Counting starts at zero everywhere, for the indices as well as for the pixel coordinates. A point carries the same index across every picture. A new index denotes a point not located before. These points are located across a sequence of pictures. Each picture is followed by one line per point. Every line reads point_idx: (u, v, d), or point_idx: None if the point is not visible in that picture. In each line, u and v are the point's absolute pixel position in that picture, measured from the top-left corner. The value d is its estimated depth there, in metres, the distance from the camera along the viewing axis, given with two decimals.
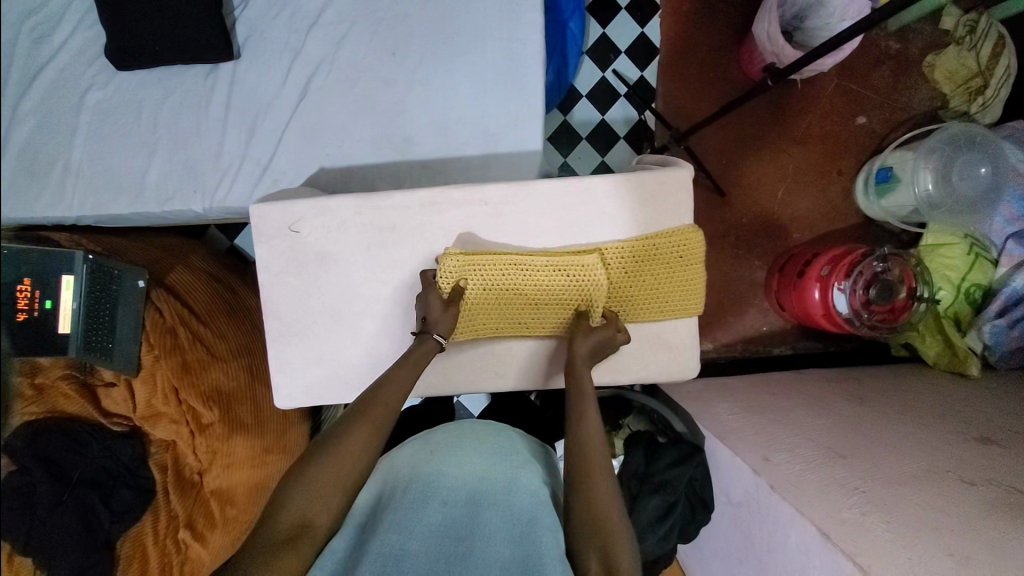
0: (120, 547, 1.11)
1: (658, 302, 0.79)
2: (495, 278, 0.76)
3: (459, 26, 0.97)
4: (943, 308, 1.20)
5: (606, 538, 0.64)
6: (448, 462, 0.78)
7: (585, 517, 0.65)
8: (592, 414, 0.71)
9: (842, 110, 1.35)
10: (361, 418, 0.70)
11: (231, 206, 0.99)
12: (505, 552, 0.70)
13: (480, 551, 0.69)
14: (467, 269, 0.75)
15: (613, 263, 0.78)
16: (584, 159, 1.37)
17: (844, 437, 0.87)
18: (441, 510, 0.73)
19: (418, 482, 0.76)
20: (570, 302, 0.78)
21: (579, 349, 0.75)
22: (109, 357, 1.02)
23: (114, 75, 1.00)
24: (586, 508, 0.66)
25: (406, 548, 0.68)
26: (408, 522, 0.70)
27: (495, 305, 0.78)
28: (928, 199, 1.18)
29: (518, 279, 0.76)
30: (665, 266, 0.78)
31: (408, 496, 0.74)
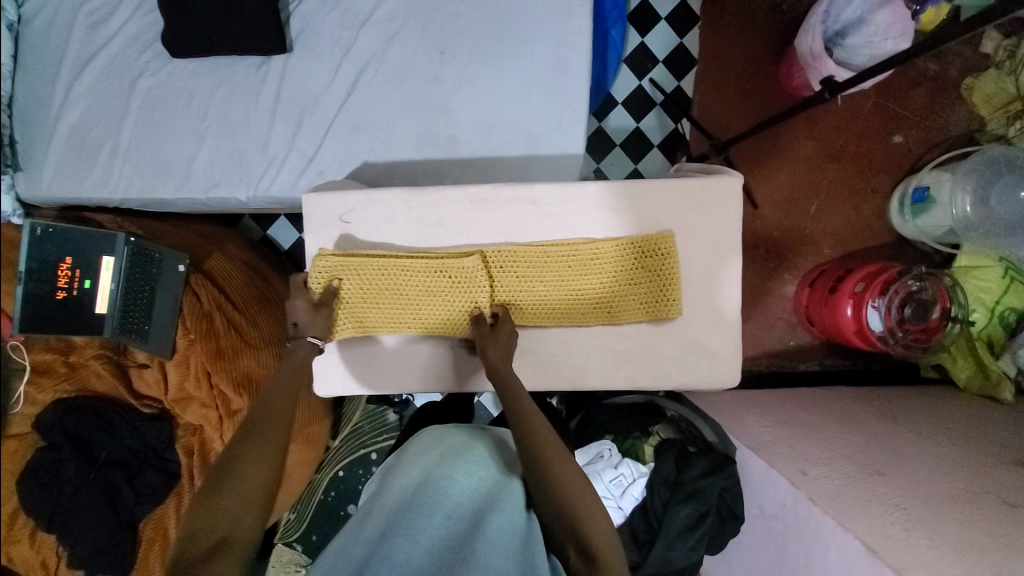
0: (142, 529, 1.12)
1: (632, 302, 0.78)
2: (373, 275, 0.77)
3: (507, 29, 0.98)
4: (975, 330, 1.19)
5: (583, 530, 0.64)
6: (457, 470, 0.79)
7: (557, 511, 0.65)
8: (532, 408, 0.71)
9: (878, 128, 1.35)
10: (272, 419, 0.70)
11: (274, 196, 1.00)
12: (503, 560, 0.67)
13: (483, 560, 0.66)
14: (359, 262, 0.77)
15: (614, 264, 0.78)
16: (617, 166, 1.37)
17: (881, 455, 0.86)
18: (445, 522, 0.72)
19: (428, 487, 0.76)
20: (609, 304, 0.78)
21: (492, 353, 0.73)
22: (144, 338, 1.03)
23: (167, 61, 1.02)
24: (566, 506, 0.66)
25: (411, 555, 0.67)
26: (414, 530, 0.70)
27: (377, 302, 0.78)
28: (965, 220, 1.17)
29: (396, 277, 0.78)
30: (640, 268, 0.78)
31: (418, 501, 0.74)
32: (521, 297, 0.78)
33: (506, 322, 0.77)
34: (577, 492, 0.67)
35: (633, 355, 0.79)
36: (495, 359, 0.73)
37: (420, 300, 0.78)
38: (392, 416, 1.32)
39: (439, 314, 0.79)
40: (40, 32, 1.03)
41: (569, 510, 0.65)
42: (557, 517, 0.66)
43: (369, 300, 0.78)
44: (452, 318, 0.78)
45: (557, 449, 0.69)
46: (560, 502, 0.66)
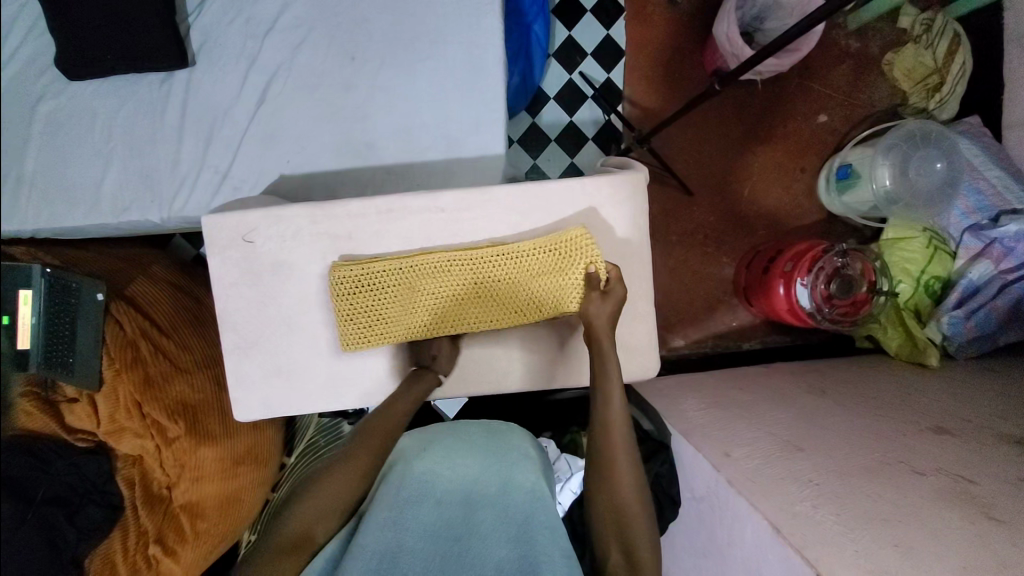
0: (87, 565, 1.10)
1: (546, 297, 0.76)
2: (428, 273, 0.76)
3: (418, 31, 0.97)
4: (902, 300, 1.23)
5: (628, 531, 0.69)
6: (446, 461, 0.81)
7: (604, 499, 0.71)
8: (612, 407, 0.73)
9: (805, 108, 1.38)
10: (361, 441, 0.76)
11: (190, 215, 0.98)
12: (501, 551, 0.73)
13: (476, 552, 0.73)
14: (436, 263, 0.76)
15: (527, 262, 0.75)
16: (552, 161, 1.37)
17: (806, 430, 0.88)
18: (436, 509, 0.77)
19: (420, 480, 0.79)
20: (523, 301, 0.76)
21: (597, 324, 0.74)
22: (70, 371, 0.99)
23: (66, 83, 0.98)
24: (615, 504, 0.71)
25: (404, 539, 0.72)
26: (409, 519, 0.74)
27: (442, 302, 0.77)
28: (886, 195, 1.21)
29: (450, 275, 0.76)
30: (555, 261, 0.75)
31: (409, 493, 0.77)
32: (497, 291, 0.76)
33: (617, 288, 0.74)
34: (625, 497, 0.71)
35: None
36: (600, 329, 0.74)
37: (449, 287, 0.76)
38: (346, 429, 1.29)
39: (518, 299, 0.76)
40: None
41: (619, 511, 0.70)
42: (607, 516, 0.71)
43: (435, 299, 0.77)
44: (542, 306, 0.76)
45: (629, 451, 0.72)
46: (608, 496, 0.71)
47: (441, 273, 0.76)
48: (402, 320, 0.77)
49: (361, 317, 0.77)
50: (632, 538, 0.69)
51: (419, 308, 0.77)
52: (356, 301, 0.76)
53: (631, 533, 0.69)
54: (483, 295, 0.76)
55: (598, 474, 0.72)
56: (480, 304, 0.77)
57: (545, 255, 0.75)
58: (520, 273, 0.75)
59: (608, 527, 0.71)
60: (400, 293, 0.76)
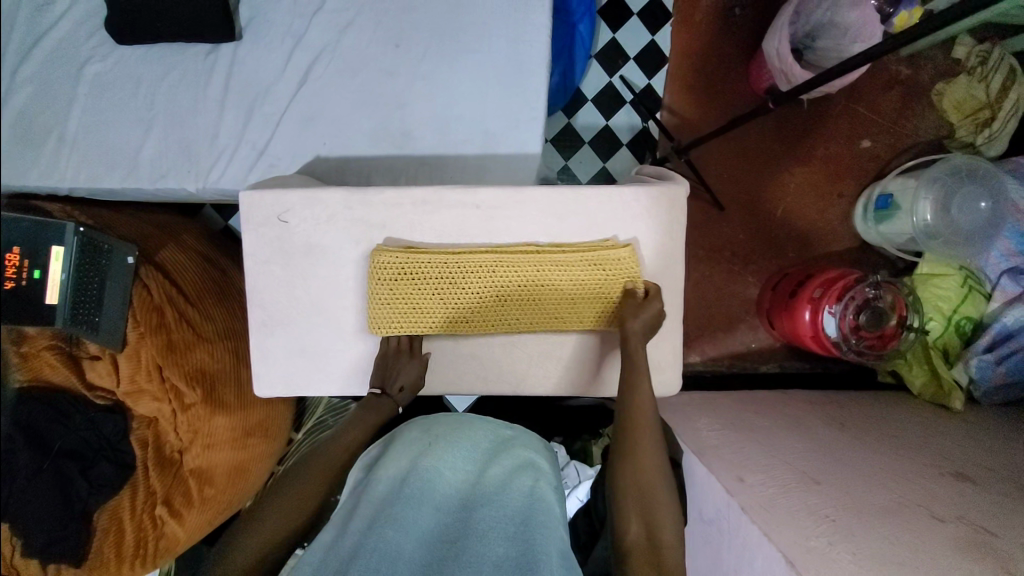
0: (96, 519, 1.13)
1: (589, 306, 0.77)
2: (470, 270, 0.76)
3: (466, 23, 0.96)
4: (931, 339, 1.20)
5: (651, 511, 0.67)
6: (444, 461, 0.80)
7: (634, 486, 0.69)
8: (640, 393, 0.72)
9: (848, 133, 1.34)
10: (317, 461, 0.83)
11: (225, 188, 0.99)
12: (500, 550, 0.68)
13: (475, 549, 0.68)
14: (479, 263, 0.76)
15: (575, 270, 0.76)
16: (585, 164, 1.36)
17: (822, 462, 0.87)
18: (435, 513, 0.73)
19: (417, 478, 0.77)
20: (568, 307, 0.77)
21: (633, 325, 0.74)
22: (95, 330, 1.01)
23: (115, 48, 0.99)
24: (641, 489, 0.69)
25: (401, 541, 0.67)
26: (409, 518, 0.70)
27: (479, 301, 0.77)
28: (925, 229, 1.17)
29: (491, 273, 0.76)
30: (602, 272, 0.76)
31: (407, 490, 0.74)
32: (539, 295, 0.76)
33: (655, 301, 0.75)
34: (647, 479, 0.69)
35: None
36: (635, 337, 0.74)
37: (491, 287, 0.76)
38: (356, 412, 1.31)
39: (554, 305, 0.77)
40: None
41: (640, 488, 0.69)
42: (630, 493, 0.69)
43: (476, 296, 0.77)
44: (578, 316, 0.77)
45: (654, 428, 0.72)
46: (637, 481, 0.69)
47: (484, 273, 0.76)
48: (440, 314, 0.77)
49: (397, 308, 0.77)
50: (659, 522, 0.67)
51: (458, 305, 0.77)
52: (396, 295, 0.76)
53: (653, 513, 0.67)
54: (522, 296, 0.76)
55: (628, 455, 0.70)
56: (524, 307, 0.77)
57: (592, 265, 0.75)
58: (567, 280, 0.76)
59: (630, 506, 0.68)
60: (438, 284, 0.76)
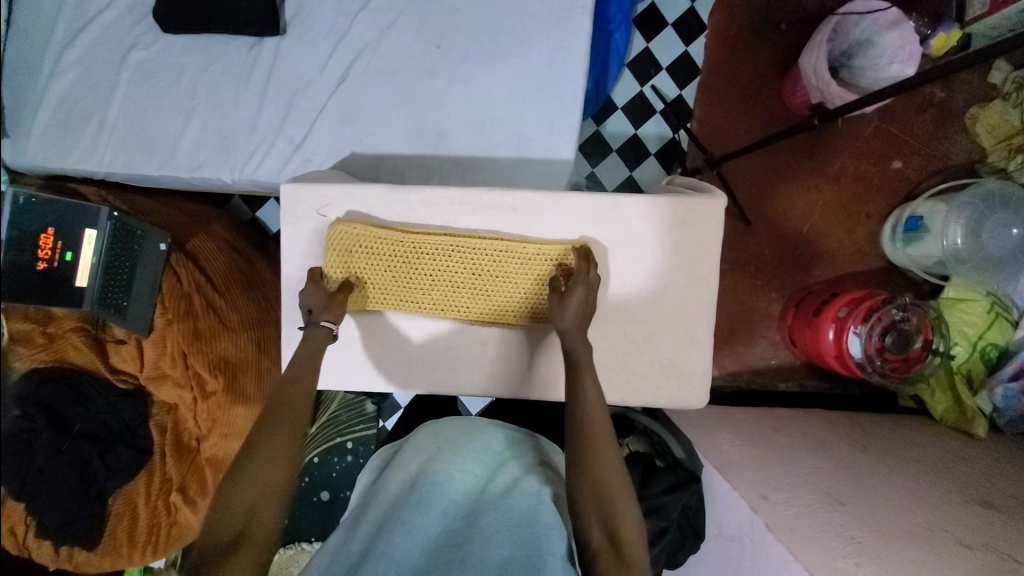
0: (112, 502, 1.14)
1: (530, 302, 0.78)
2: (421, 252, 0.76)
3: (506, 27, 0.97)
4: (955, 364, 1.18)
5: (623, 555, 0.66)
6: (453, 463, 0.82)
7: (597, 501, 0.66)
8: (592, 406, 0.69)
9: (879, 152, 1.34)
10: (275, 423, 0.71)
11: (260, 180, 0.99)
12: (502, 552, 0.70)
13: (479, 552, 0.70)
14: (432, 245, 0.76)
15: (511, 261, 0.76)
16: (613, 173, 1.36)
17: (847, 484, 0.86)
18: (440, 516, 0.76)
19: (425, 481, 0.79)
20: (511, 300, 0.78)
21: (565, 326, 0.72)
22: (123, 315, 1.03)
23: (159, 36, 1.00)
24: (605, 502, 0.66)
25: (406, 549, 0.71)
26: (413, 523, 0.74)
27: (436, 284, 0.77)
28: (954, 253, 1.17)
29: (448, 256, 0.76)
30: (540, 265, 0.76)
31: (414, 496, 0.77)
32: (483, 282, 0.77)
33: (579, 288, 0.72)
34: (613, 493, 0.67)
35: (603, 371, 0.78)
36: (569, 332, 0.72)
37: (449, 270, 0.77)
38: (371, 407, 1.32)
39: (514, 294, 0.77)
40: None
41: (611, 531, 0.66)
42: (600, 533, 0.67)
43: (434, 279, 0.77)
44: (524, 302, 0.77)
45: (609, 439, 0.69)
46: (602, 500, 0.66)
47: (437, 254, 0.76)
48: (404, 296, 0.78)
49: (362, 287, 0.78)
50: (624, 534, 0.66)
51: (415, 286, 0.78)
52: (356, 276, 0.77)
53: (626, 555, 0.66)
54: (473, 284, 0.77)
55: (591, 475, 0.67)
56: (476, 294, 0.78)
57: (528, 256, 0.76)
58: (506, 273, 0.77)
59: (602, 545, 0.67)
60: (400, 263, 0.77)
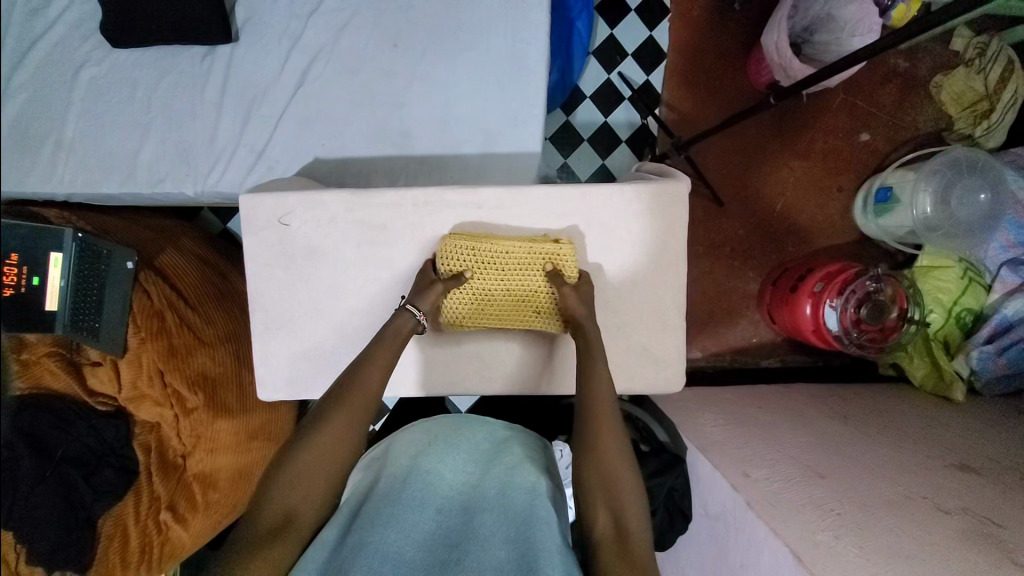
0: (101, 525, 1.13)
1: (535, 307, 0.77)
2: (498, 266, 0.75)
3: (465, 22, 0.96)
4: (931, 331, 1.20)
5: (620, 510, 0.66)
6: (446, 463, 0.82)
7: (597, 474, 0.68)
8: (596, 381, 0.71)
9: (847, 126, 1.34)
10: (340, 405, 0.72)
11: (224, 192, 0.98)
12: (501, 553, 0.69)
13: (477, 554, 0.70)
14: (521, 256, 0.75)
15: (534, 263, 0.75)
16: (585, 161, 1.35)
17: (825, 456, 0.87)
18: (435, 515, 0.75)
19: (417, 479, 0.79)
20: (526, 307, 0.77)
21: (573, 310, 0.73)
22: (96, 336, 1.00)
23: (110, 51, 0.98)
24: (605, 473, 0.68)
25: (400, 546, 0.69)
26: (408, 523, 0.72)
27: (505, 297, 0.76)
28: (925, 221, 1.17)
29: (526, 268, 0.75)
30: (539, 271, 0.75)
31: (407, 492, 0.76)
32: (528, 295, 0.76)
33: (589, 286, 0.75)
34: (613, 461, 0.68)
35: None
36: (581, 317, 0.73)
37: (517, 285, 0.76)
38: None
39: (542, 301, 0.76)
40: None
41: (606, 479, 0.67)
42: (595, 485, 0.68)
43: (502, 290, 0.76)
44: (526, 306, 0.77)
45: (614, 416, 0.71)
46: (600, 474, 0.68)
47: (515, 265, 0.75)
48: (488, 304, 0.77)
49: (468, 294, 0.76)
50: (625, 511, 0.66)
51: (475, 299, 0.76)
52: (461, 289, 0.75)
53: (621, 507, 0.67)
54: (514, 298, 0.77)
55: (593, 442, 0.69)
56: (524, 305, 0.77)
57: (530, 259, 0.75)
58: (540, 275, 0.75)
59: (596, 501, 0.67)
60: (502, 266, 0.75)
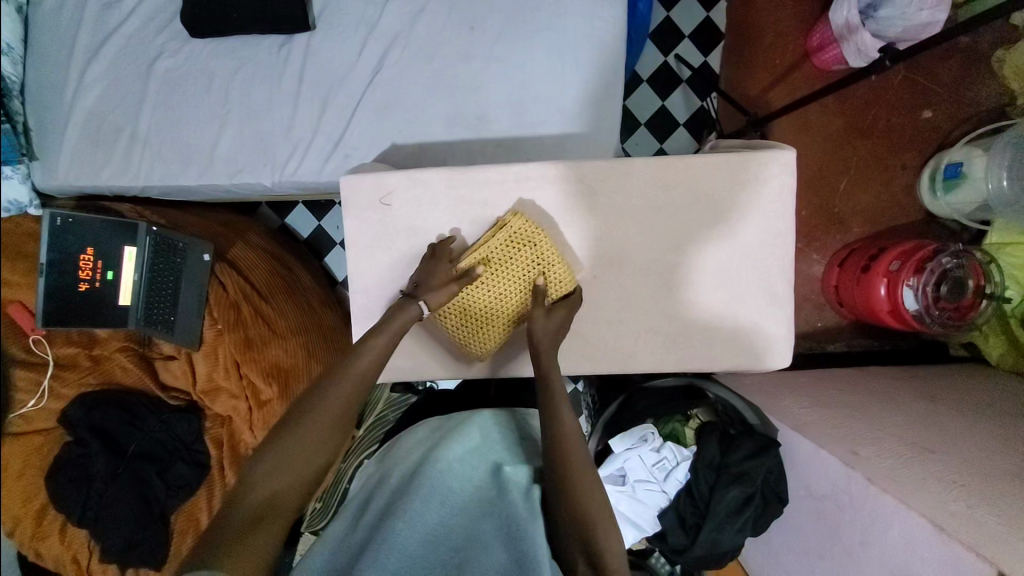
0: (174, 522, 1.10)
1: (509, 303, 0.76)
2: (502, 266, 0.74)
3: (538, 1, 0.95)
4: (1010, 308, 1.15)
5: (586, 525, 0.63)
6: (452, 458, 0.78)
7: (566, 507, 0.64)
8: (560, 411, 0.69)
9: (909, 103, 1.31)
10: (336, 385, 0.69)
11: (301, 181, 0.98)
12: (501, 554, 0.66)
13: (477, 554, 0.66)
14: (511, 240, 0.73)
15: (503, 260, 0.74)
16: (642, 147, 1.34)
17: (928, 433, 0.84)
18: (440, 509, 0.71)
19: (423, 474, 0.75)
20: (504, 313, 0.76)
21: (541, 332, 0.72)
22: (171, 331, 1.03)
23: (185, 42, 0.98)
24: (574, 501, 0.64)
25: (407, 538, 0.66)
26: (412, 515, 0.69)
27: (496, 302, 0.75)
28: (1000, 195, 1.14)
29: (510, 255, 0.74)
30: (523, 260, 0.74)
31: (415, 487, 0.73)
32: (507, 294, 0.75)
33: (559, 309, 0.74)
34: (586, 487, 0.65)
35: (683, 337, 0.78)
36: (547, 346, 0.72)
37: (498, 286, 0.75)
38: None
39: (531, 269, 0.74)
40: (51, 14, 1.00)
41: (562, 484, 0.65)
42: (566, 516, 0.64)
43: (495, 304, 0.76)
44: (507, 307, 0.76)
45: (581, 443, 0.68)
46: (571, 504, 0.64)
47: (501, 257, 0.74)
48: (493, 314, 0.76)
49: (469, 311, 0.76)
50: (596, 531, 0.63)
51: (484, 318, 0.76)
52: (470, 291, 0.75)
53: (581, 512, 0.64)
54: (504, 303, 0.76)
55: (558, 468, 0.66)
56: (506, 308, 0.76)
57: (514, 251, 0.73)
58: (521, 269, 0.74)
59: (557, 511, 0.65)
60: (505, 261, 0.74)
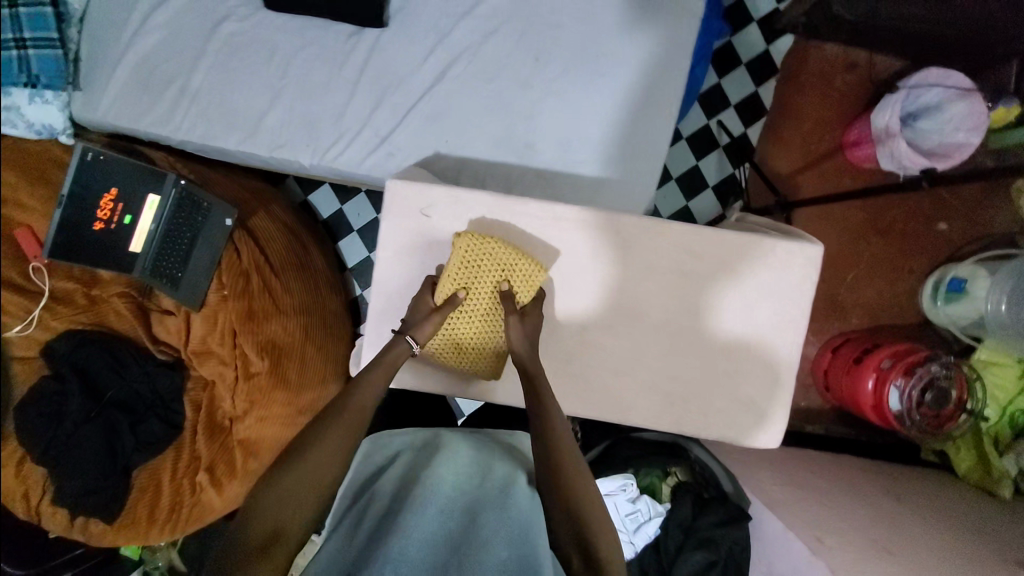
0: (135, 476, 1.08)
1: (492, 317, 0.76)
2: (472, 286, 0.75)
3: (605, 48, 0.97)
4: (986, 425, 1.18)
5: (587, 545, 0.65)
6: (447, 468, 0.86)
7: (569, 526, 0.66)
8: (561, 426, 0.70)
9: (926, 212, 1.36)
10: (334, 422, 0.69)
11: (340, 168, 0.98)
12: (502, 553, 0.75)
13: (479, 553, 0.74)
14: (472, 260, 0.74)
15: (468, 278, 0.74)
16: (668, 199, 1.37)
17: (892, 535, 0.87)
18: (436, 517, 0.79)
19: (420, 484, 0.83)
20: (486, 331, 0.77)
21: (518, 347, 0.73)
22: (176, 287, 1.02)
23: (256, 11, 0.99)
24: (577, 513, 0.66)
25: (407, 546, 0.73)
26: (411, 519, 0.77)
27: (472, 320, 0.76)
28: (995, 317, 1.16)
29: (480, 275, 0.74)
30: (489, 274, 0.74)
31: (414, 496, 0.81)
32: (487, 310, 0.76)
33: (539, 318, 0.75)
34: (585, 496, 0.67)
35: (682, 399, 0.80)
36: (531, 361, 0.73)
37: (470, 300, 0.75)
38: None
39: (496, 274, 0.74)
40: None
41: (563, 498, 0.66)
42: (568, 532, 0.66)
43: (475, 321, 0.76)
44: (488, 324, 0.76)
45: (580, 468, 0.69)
46: (571, 523, 0.66)
47: (470, 278, 0.74)
48: (472, 335, 0.77)
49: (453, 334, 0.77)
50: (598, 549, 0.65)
51: (469, 339, 0.77)
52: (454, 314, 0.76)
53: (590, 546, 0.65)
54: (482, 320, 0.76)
55: (556, 480, 0.67)
56: (488, 324, 0.76)
57: (481, 269, 0.74)
58: (488, 286, 0.74)
59: (567, 541, 0.67)
60: (473, 282, 0.74)
